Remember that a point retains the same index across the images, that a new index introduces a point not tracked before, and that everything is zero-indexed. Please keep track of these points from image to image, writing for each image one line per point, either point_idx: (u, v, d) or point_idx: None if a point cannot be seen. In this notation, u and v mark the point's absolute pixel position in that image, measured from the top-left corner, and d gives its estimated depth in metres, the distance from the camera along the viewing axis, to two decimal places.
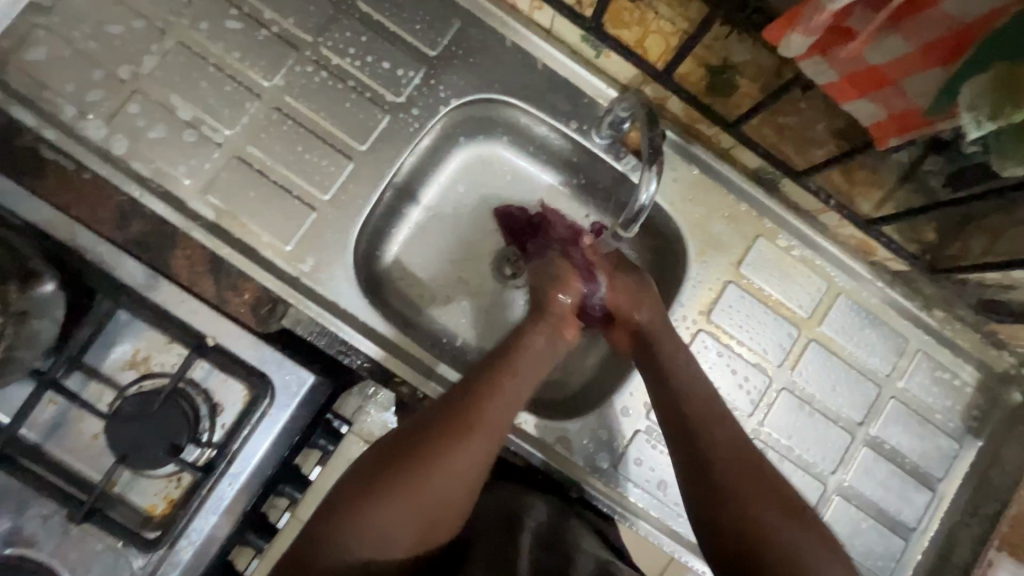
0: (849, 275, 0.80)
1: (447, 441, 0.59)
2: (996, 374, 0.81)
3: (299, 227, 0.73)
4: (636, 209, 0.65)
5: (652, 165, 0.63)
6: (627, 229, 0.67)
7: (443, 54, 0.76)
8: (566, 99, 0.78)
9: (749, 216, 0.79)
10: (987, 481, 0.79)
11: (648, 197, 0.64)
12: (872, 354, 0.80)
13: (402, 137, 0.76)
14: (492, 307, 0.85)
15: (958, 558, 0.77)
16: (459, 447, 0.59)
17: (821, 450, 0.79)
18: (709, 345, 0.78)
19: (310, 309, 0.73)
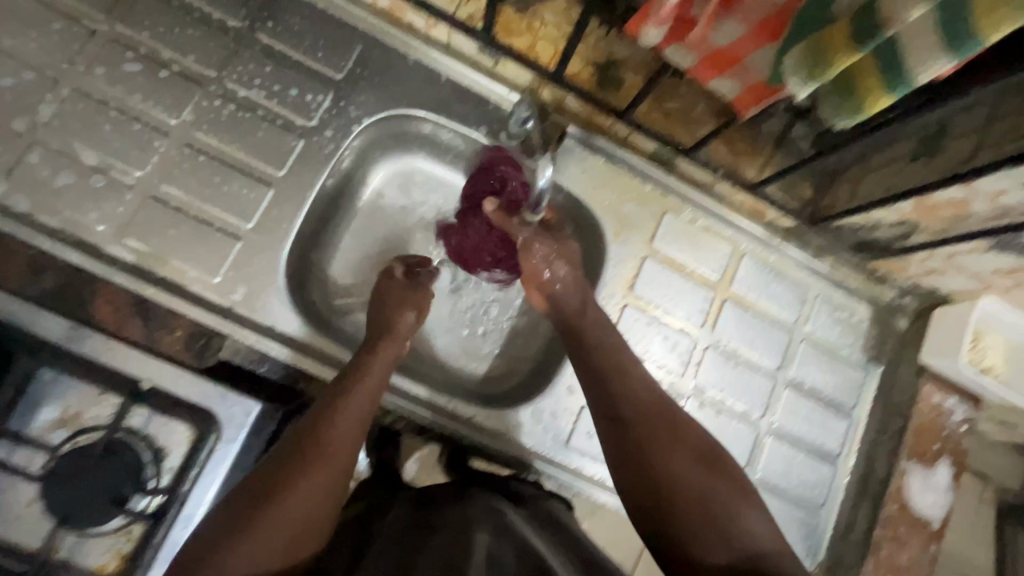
0: (752, 237, 0.89)
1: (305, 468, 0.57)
2: (884, 307, 0.92)
3: (225, 258, 0.73)
4: (538, 193, 0.71)
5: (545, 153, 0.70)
6: (535, 211, 0.74)
7: (349, 76, 0.79)
8: (474, 107, 0.83)
9: (655, 195, 0.86)
10: (890, 401, 0.90)
11: (544, 181, 0.70)
12: (779, 305, 0.89)
13: (320, 158, 0.78)
14: (440, 329, 0.87)
15: (879, 474, 0.86)
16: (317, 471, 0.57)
17: (750, 398, 0.87)
18: (638, 316, 0.85)
19: (247, 337, 0.72)
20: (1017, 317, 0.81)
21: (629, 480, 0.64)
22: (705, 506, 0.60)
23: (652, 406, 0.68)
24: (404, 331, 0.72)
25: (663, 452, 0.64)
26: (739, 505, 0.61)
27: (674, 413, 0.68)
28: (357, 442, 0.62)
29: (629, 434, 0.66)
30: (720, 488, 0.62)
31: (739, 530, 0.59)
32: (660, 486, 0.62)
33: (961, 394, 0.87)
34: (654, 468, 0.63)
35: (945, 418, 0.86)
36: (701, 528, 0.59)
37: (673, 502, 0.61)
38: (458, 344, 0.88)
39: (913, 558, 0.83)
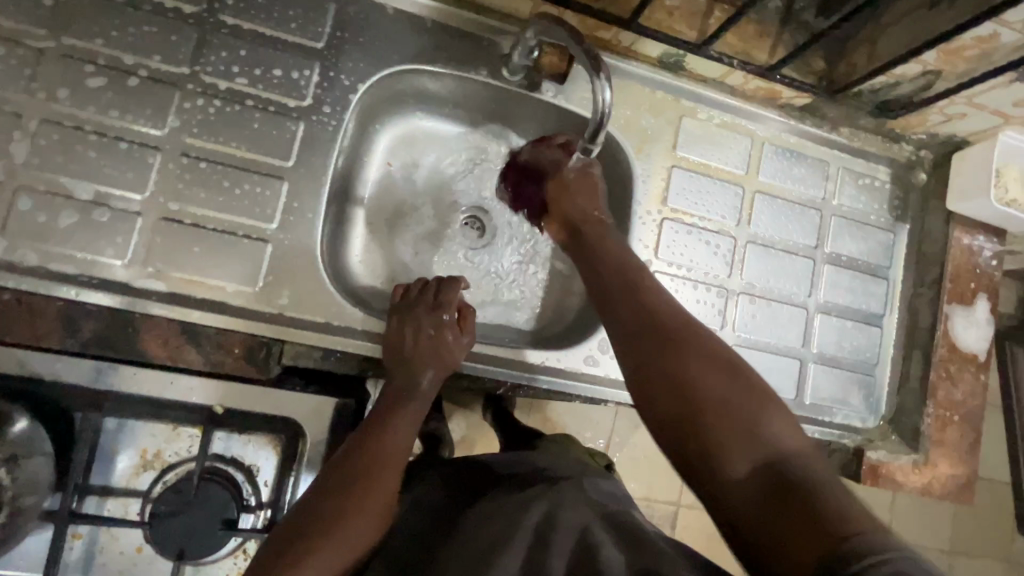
0: (767, 124, 0.88)
1: (358, 491, 0.58)
2: (903, 165, 0.93)
3: (260, 264, 0.69)
4: (599, 118, 0.66)
5: (599, 72, 0.63)
6: (595, 139, 0.69)
7: (331, 43, 0.73)
8: (469, 49, 0.78)
9: (667, 101, 0.84)
10: (922, 254, 0.93)
11: (605, 103, 0.65)
12: (805, 185, 0.90)
13: (325, 138, 0.73)
14: (485, 286, 0.87)
15: (925, 323, 0.90)
16: (370, 493, 0.58)
17: (794, 282, 0.89)
18: (676, 228, 0.85)
19: (305, 338, 0.70)
20: None
21: (638, 377, 0.54)
22: (730, 410, 0.49)
23: (668, 306, 0.59)
24: (446, 350, 0.69)
25: (679, 343, 0.54)
26: (768, 409, 0.50)
27: (697, 330, 0.56)
28: (401, 464, 0.62)
29: (643, 347, 0.55)
30: (747, 396, 0.50)
31: (770, 438, 0.48)
32: (679, 393, 0.51)
33: (988, 231, 0.91)
34: (672, 364, 0.53)
35: (976, 257, 0.90)
36: (725, 431, 0.48)
37: (691, 403, 0.50)
38: (505, 297, 0.88)
39: (968, 391, 0.88)
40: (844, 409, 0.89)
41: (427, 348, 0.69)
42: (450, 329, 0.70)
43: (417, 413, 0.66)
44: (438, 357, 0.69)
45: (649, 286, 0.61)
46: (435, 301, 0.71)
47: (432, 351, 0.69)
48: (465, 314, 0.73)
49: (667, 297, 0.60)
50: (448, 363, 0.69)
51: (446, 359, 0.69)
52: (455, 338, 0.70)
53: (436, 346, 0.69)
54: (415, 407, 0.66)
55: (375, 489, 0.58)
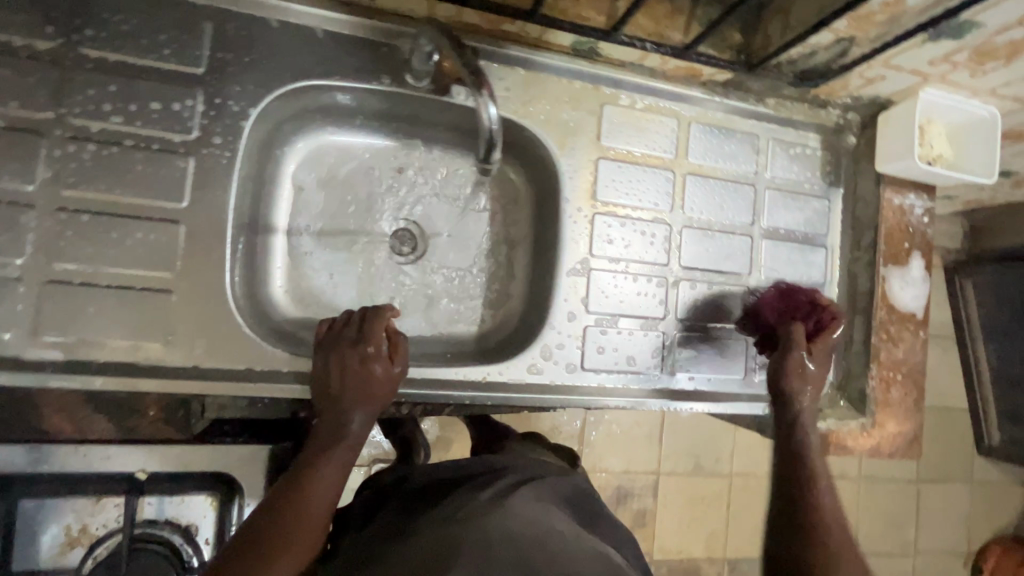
0: (692, 103, 0.85)
1: (272, 549, 0.57)
2: (831, 129, 0.92)
3: (165, 317, 0.65)
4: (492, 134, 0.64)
5: (482, 90, 0.62)
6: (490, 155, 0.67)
7: (212, 66, 0.67)
8: (368, 56, 0.72)
9: (586, 90, 0.81)
10: (856, 217, 0.93)
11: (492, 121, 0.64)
12: (736, 162, 0.88)
13: (221, 172, 0.67)
14: (421, 301, 0.85)
15: (863, 288, 0.91)
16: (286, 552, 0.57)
17: (735, 261, 0.88)
18: (609, 222, 0.83)
19: (226, 390, 0.65)
20: (954, 99, 0.82)
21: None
22: None
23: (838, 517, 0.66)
24: (375, 385, 0.66)
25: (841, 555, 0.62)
26: None
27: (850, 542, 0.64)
28: (324, 516, 0.61)
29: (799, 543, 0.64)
30: None
31: None
32: None
33: (918, 189, 0.91)
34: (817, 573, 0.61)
35: (908, 216, 0.90)
36: None
37: None
38: (445, 310, 0.86)
39: (908, 350, 0.90)
40: None
41: (354, 385, 0.66)
42: (379, 362, 0.67)
43: (347, 458, 0.64)
44: (366, 394, 0.66)
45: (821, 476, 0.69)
46: (360, 331, 0.68)
47: (360, 388, 0.66)
48: (396, 341, 0.69)
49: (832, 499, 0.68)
50: (377, 397, 0.67)
51: (377, 392, 0.67)
52: (384, 370, 0.67)
53: (363, 382, 0.66)
54: (344, 452, 0.64)
55: (292, 545, 0.58)
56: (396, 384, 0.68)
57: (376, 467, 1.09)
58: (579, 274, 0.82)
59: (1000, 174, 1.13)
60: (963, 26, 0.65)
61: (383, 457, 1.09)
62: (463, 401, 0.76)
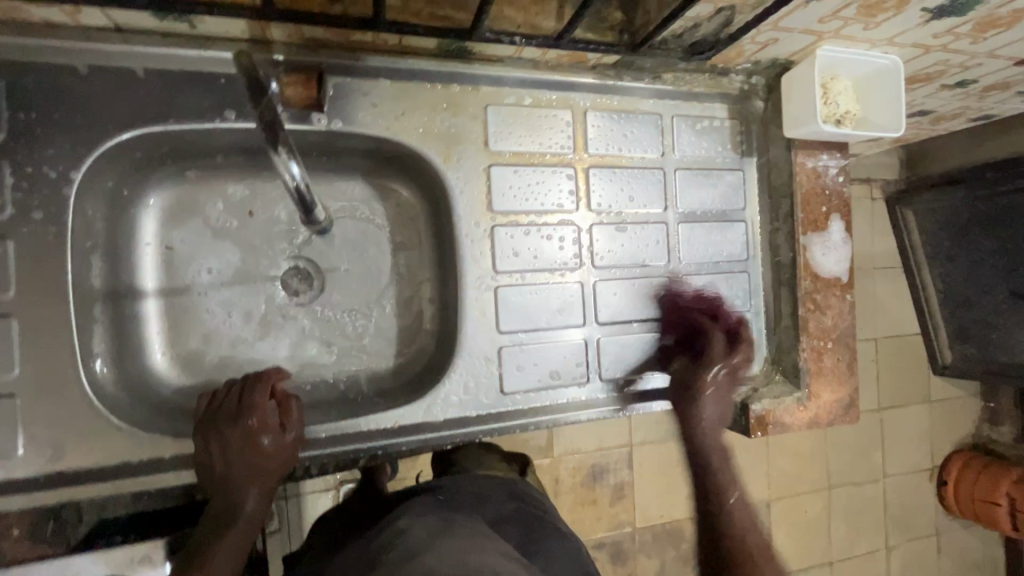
0: (584, 90, 0.79)
1: None
2: (736, 97, 0.88)
3: (14, 424, 0.58)
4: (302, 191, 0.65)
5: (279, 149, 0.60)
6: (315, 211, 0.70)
7: (16, 130, 0.58)
8: (203, 92, 0.63)
9: (465, 94, 0.74)
10: (772, 186, 0.89)
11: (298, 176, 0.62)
12: (641, 146, 0.83)
13: (49, 250, 0.59)
14: (323, 346, 0.78)
15: (786, 258, 0.88)
16: None
17: (652, 251, 0.84)
18: (510, 232, 0.76)
19: (101, 488, 0.60)
20: (853, 52, 0.78)
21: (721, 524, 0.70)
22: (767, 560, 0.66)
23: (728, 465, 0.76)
24: (266, 458, 0.62)
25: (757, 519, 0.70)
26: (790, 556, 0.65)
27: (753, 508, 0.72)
28: None
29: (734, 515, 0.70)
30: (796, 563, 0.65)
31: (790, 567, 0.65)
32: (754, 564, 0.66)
33: (830, 148, 0.88)
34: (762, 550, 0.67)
35: (823, 178, 0.87)
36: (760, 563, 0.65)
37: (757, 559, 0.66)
38: (352, 349, 0.79)
39: (837, 316, 0.88)
40: None
41: (243, 464, 0.62)
42: (268, 432, 0.63)
43: (244, 536, 0.60)
44: (257, 471, 0.62)
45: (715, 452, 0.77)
46: (243, 401, 0.64)
47: (251, 466, 0.62)
48: (286, 406, 0.65)
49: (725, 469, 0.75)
50: (271, 468, 0.63)
51: (270, 466, 0.62)
52: (275, 440, 0.63)
53: (253, 458, 0.62)
54: (239, 531, 0.60)
55: None
56: (292, 452, 0.64)
57: (346, 489, 1.06)
58: (487, 293, 0.76)
59: (918, 112, 1.10)
60: None
61: (350, 476, 1.06)
62: (375, 452, 0.71)
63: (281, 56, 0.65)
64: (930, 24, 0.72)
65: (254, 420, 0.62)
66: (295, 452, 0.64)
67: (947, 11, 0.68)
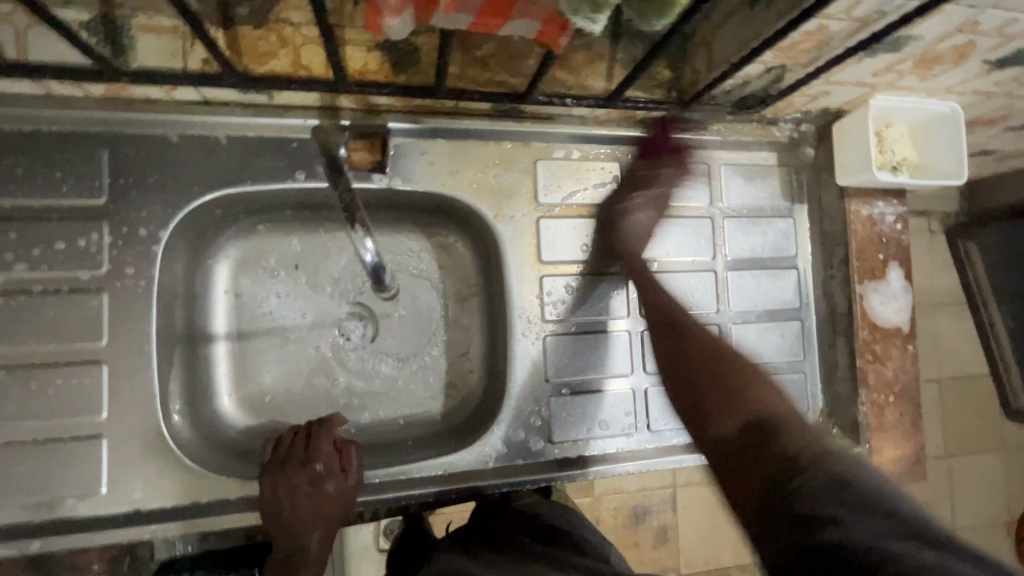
0: (631, 142, 0.81)
1: None
2: (785, 145, 0.87)
3: (100, 463, 0.62)
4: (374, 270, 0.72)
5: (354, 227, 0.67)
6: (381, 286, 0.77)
7: (114, 192, 0.65)
8: (276, 156, 0.69)
9: (516, 150, 0.77)
10: (825, 233, 0.87)
11: (370, 254, 0.70)
12: (688, 196, 0.83)
13: (138, 302, 0.64)
14: (376, 389, 0.80)
15: (841, 306, 0.85)
16: None
17: (700, 300, 0.83)
18: (557, 282, 0.78)
19: (171, 528, 0.63)
20: (907, 101, 0.77)
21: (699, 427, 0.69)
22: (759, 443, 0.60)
23: (714, 357, 0.73)
24: (330, 503, 0.65)
25: (726, 394, 0.69)
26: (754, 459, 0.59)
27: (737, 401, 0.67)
28: None
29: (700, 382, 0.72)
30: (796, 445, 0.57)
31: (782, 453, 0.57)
32: (759, 454, 0.59)
33: (885, 195, 0.86)
34: (721, 415, 0.67)
35: (879, 226, 0.85)
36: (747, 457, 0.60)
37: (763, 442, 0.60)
38: (402, 394, 0.81)
39: (898, 367, 0.84)
40: None
41: (310, 504, 0.65)
42: (331, 479, 0.65)
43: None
44: (322, 512, 0.65)
45: (705, 360, 0.73)
46: (310, 448, 0.66)
47: (316, 505, 0.65)
48: (345, 452, 0.67)
49: (757, 403, 0.66)
50: (333, 513, 0.66)
51: (332, 508, 0.65)
52: (337, 487, 0.65)
53: (318, 500, 0.65)
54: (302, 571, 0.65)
55: None
56: (353, 499, 0.66)
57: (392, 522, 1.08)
58: (535, 343, 0.77)
59: (980, 153, 1.06)
60: (898, 41, 0.59)
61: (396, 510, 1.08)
62: (427, 498, 0.72)
63: (347, 121, 0.70)
64: (990, 74, 0.70)
65: (320, 468, 0.65)
66: (354, 499, 0.66)
67: (1010, 62, 0.66)
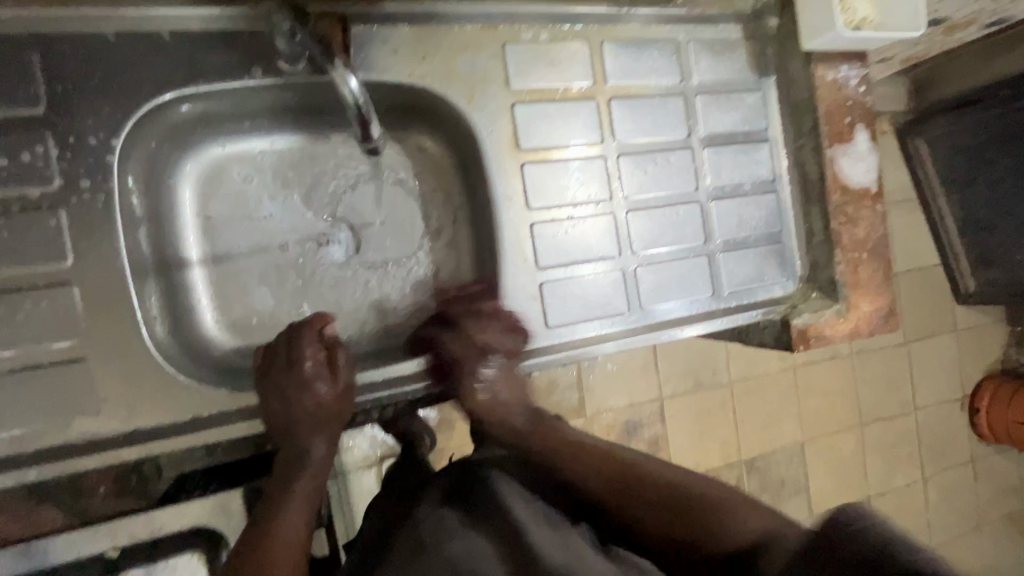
0: (597, 22, 0.79)
1: (268, 525, 0.59)
2: (749, 17, 0.87)
3: (87, 387, 0.59)
4: (355, 108, 0.64)
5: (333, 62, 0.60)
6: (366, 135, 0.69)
7: (53, 100, 0.59)
8: (228, 50, 0.64)
9: (482, 34, 0.74)
10: (793, 104, 0.88)
11: (353, 91, 0.62)
12: (659, 74, 0.82)
13: (101, 217, 0.60)
14: (366, 299, 0.79)
15: (813, 173, 0.87)
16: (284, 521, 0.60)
17: (679, 179, 0.84)
18: (538, 170, 0.77)
19: (175, 443, 0.61)
20: None
21: (609, 468, 0.64)
22: (673, 512, 0.58)
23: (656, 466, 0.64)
24: (323, 404, 0.66)
25: (647, 483, 0.62)
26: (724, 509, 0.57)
27: (656, 466, 0.64)
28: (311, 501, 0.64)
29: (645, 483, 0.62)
30: (732, 505, 0.57)
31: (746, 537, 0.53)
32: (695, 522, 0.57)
33: (849, 59, 0.87)
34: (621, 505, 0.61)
35: (844, 90, 0.86)
36: (693, 522, 0.57)
37: (695, 510, 0.57)
38: (391, 302, 0.80)
39: (868, 228, 0.88)
40: (763, 285, 0.88)
41: (306, 412, 0.66)
42: (322, 380, 0.66)
43: (320, 459, 0.66)
44: (317, 417, 0.66)
45: (634, 461, 0.65)
46: (297, 351, 0.67)
47: (314, 412, 0.66)
48: (334, 353, 0.68)
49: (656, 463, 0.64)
50: (329, 415, 0.66)
51: (329, 412, 0.66)
52: (329, 388, 0.66)
53: (312, 405, 0.66)
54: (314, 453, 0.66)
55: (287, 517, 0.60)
56: (347, 399, 0.67)
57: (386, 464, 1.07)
58: (523, 233, 0.76)
59: (931, 25, 1.08)
60: None
61: (388, 451, 1.08)
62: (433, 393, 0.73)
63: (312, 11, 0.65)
64: None
65: (310, 365, 0.66)
66: (349, 399, 0.67)
67: None
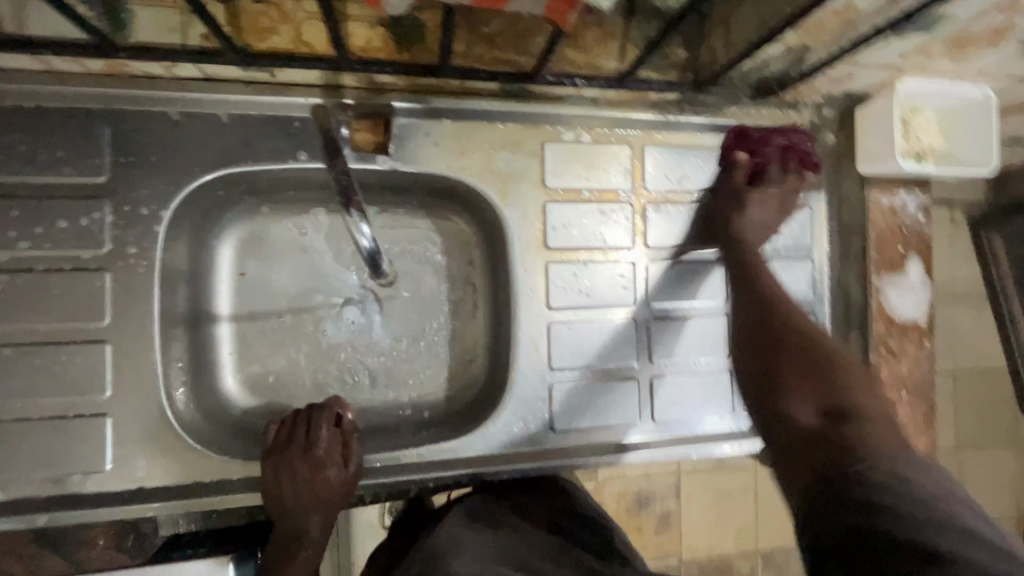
0: (641, 126, 0.78)
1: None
2: (805, 130, 0.83)
3: (103, 441, 0.63)
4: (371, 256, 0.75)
5: (351, 210, 0.70)
6: (381, 275, 0.79)
7: (116, 171, 0.64)
8: (279, 136, 0.67)
9: (522, 131, 0.74)
10: (842, 223, 0.84)
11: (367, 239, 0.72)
12: (701, 180, 0.80)
13: (141, 283, 0.64)
14: (378, 373, 0.80)
15: (856, 298, 0.83)
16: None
17: (710, 290, 0.81)
18: (563, 270, 0.76)
19: (175, 505, 0.64)
20: (936, 84, 0.73)
21: None
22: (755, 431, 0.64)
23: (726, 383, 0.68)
24: (329, 488, 0.67)
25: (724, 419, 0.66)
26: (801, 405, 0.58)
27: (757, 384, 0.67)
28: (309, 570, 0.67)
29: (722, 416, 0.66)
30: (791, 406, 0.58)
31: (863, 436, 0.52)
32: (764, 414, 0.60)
33: (908, 184, 0.82)
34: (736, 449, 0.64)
35: (900, 216, 0.82)
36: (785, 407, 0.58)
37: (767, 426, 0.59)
38: (402, 380, 0.80)
39: (913, 364, 0.82)
40: None
41: (314, 493, 0.66)
42: (333, 466, 0.67)
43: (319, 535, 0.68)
44: (322, 500, 0.67)
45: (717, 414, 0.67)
46: (313, 433, 0.68)
47: (320, 495, 0.67)
48: (347, 441, 0.68)
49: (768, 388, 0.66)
50: (332, 499, 0.67)
51: (334, 496, 0.67)
52: (339, 474, 0.67)
53: (319, 489, 0.67)
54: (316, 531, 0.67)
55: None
56: (352, 487, 0.68)
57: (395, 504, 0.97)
58: (539, 332, 0.76)
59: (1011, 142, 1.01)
60: (931, 19, 0.57)
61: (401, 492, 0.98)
62: (427, 485, 0.72)
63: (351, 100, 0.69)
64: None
65: (321, 450, 0.67)
66: (354, 484, 0.68)
67: None
